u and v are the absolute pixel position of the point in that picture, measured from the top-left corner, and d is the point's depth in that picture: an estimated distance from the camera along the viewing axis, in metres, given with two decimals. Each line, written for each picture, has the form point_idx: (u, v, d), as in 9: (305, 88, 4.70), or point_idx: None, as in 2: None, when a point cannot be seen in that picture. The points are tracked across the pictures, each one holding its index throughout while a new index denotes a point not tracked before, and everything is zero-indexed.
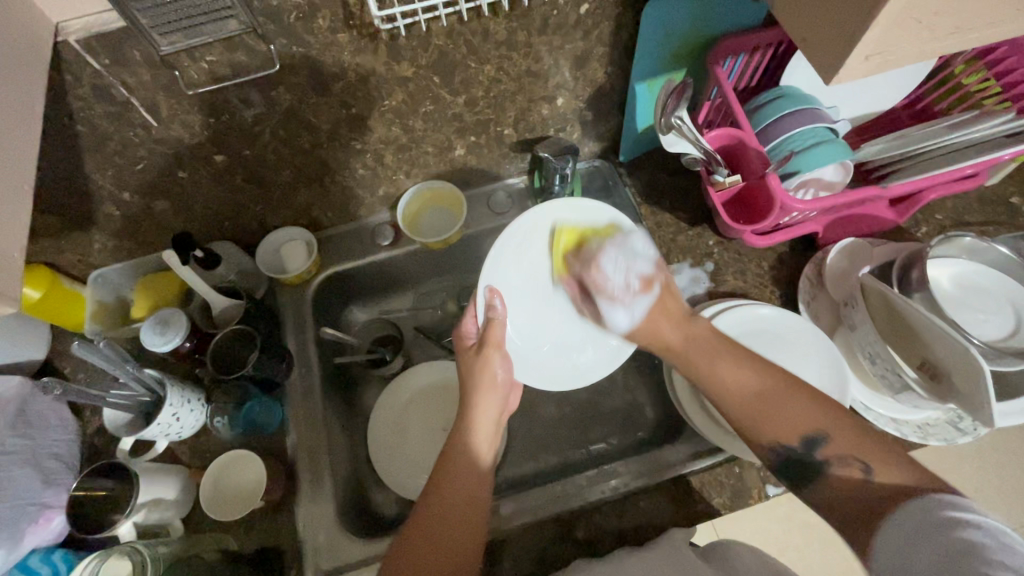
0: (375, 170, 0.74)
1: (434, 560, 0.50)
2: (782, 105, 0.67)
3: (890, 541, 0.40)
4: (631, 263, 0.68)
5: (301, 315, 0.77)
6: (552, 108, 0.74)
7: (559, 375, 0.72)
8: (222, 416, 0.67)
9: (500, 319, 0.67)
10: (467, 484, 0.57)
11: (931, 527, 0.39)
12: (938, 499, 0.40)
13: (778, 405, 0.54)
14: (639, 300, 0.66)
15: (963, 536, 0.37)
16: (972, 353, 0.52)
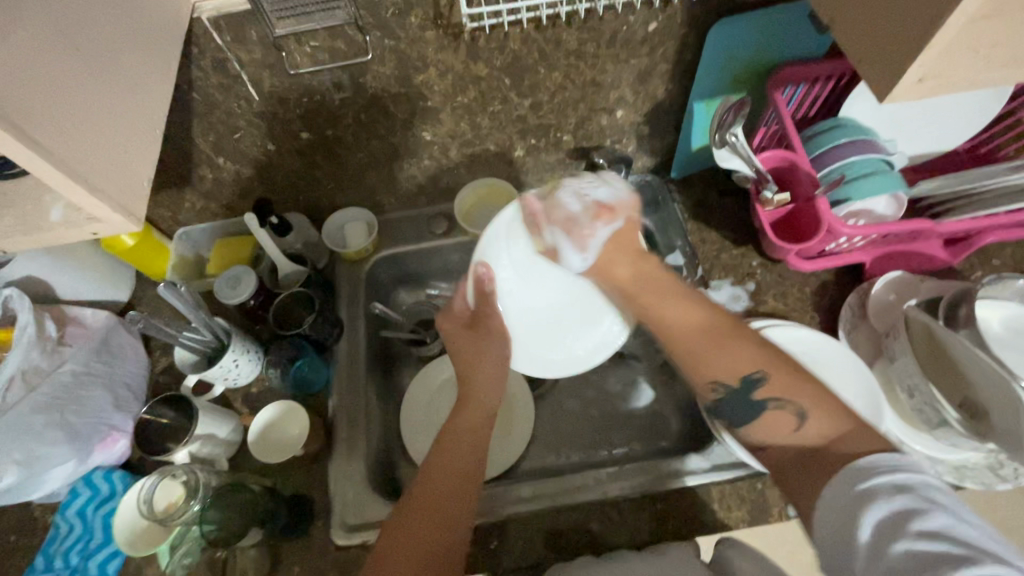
0: (439, 162, 0.80)
1: (428, 514, 0.54)
2: (838, 134, 0.69)
3: (826, 520, 0.42)
4: (589, 188, 0.72)
5: (356, 288, 0.83)
6: (611, 120, 0.78)
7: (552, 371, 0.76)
8: (275, 369, 0.74)
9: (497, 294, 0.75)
10: (473, 449, 0.61)
11: (854, 502, 0.41)
12: (855, 470, 0.43)
13: (733, 342, 0.59)
14: (598, 227, 0.72)
15: (889, 508, 0.39)
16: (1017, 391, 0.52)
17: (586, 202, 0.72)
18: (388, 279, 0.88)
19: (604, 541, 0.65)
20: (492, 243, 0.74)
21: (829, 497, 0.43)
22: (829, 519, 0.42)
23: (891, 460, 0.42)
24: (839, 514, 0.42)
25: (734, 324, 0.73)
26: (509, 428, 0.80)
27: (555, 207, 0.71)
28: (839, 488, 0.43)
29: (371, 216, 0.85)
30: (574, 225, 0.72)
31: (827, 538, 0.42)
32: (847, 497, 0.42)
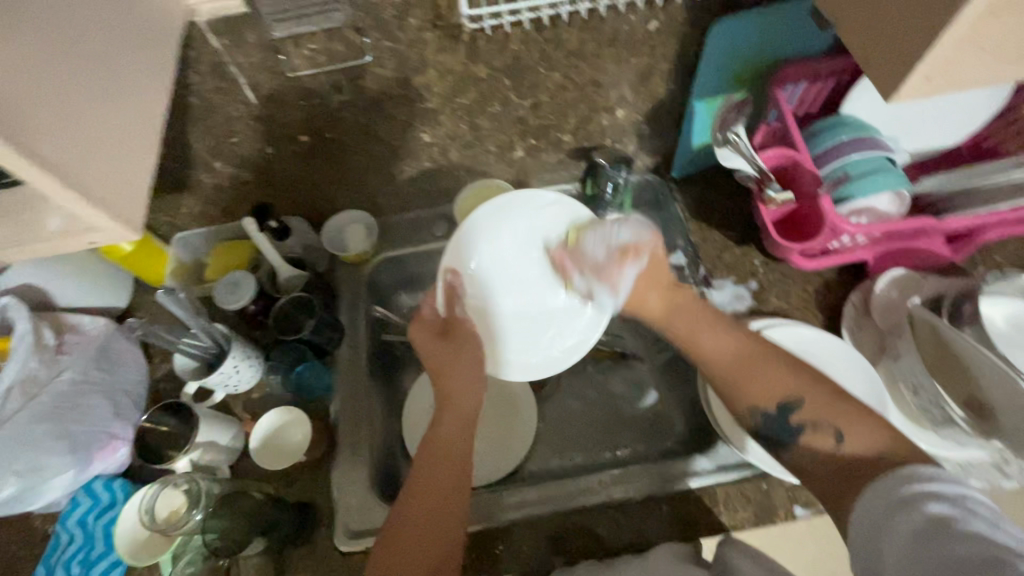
0: (439, 164, 0.80)
1: (416, 526, 0.54)
2: (840, 132, 0.69)
3: (865, 525, 0.44)
4: (609, 236, 0.69)
5: (356, 291, 0.82)
6: (611, 119, 0.77)
7: (525, 368, 0.70)
8: (275, 376, 0.74)
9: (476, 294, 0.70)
10: (461, 452, 0.61)
11: (896, 507, 0.43)
12: (903, 475, 0.44)
13: (759, 369, 0.59)
14: (627, 271, 0.69)
15: (931, 511, 0.41)
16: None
17: (610, 247, 0.69)
18: (388, 282, 0.87)
19: (609, 544, 0.65)
20: (467, 241, 0.70)
21: (870, 502, 0.45)
22: (864, 522, 0.44)
23: (933, 471, 0.44)
24: (881, 518, 0.43)
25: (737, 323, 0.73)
26: (513, 429, 0.81)
27: (578, 256, 0.71)
28: (882, 492, 0.45)
29: (370, 217, 0.83)
30: (603, 269, 0.70)
31: (864, 534, 0.44)
32: (886, 500, 0.44)
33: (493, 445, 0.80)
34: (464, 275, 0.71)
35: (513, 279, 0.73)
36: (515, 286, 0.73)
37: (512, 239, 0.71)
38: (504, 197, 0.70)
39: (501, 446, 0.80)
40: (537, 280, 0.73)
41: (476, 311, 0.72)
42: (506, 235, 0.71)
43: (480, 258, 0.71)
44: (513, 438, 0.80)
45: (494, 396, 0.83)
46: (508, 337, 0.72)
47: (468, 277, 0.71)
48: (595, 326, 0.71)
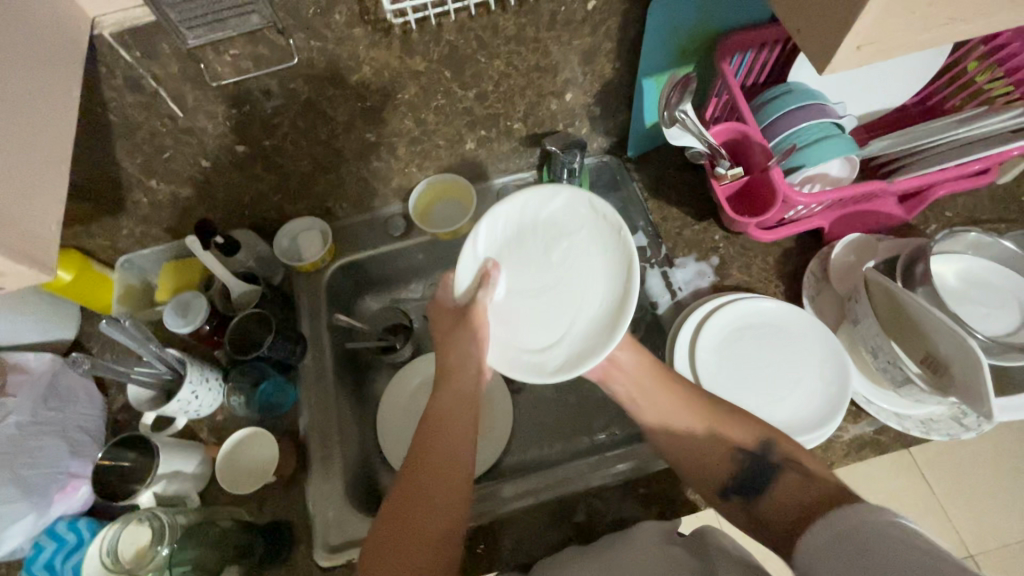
0: (389, 163, 0.77)
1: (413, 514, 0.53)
2: (787, 101, 0.68)
3: (816, 548, 0.44)
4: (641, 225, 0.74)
5: (316, 301, 0.80)
6: (560, 104, 0.75)
7: (521, 368, 0.59)
8: (238, 396, 0.71)
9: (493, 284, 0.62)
10: (453, 456, 0.58)
11: (848, 531, 0.42)
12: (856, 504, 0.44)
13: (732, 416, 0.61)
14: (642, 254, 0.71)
15: (876, 529, 0.41)
16: (971, 345, 0.53)
17: None
18: (349, 288, 0.85)
19: (591, 530, 0.65)
20: (486, 228, 0.63)
21: (824, 528, 0.44)
22: (819, 547, 0.44)
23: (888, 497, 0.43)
24: (832, 543, 0.43)
25: (700, 302, 0.73)
26: (489, 427, 0.80)
27: None
28: (837, 517, 0.44)
29: (324, 224, 0.82)
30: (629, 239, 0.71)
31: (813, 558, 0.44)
32: (838, 524, 0.44)
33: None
34: (476, 262, 0.63)
35: (530, 276, 0.63)
36: (538, 283, 0.63)
37: (537, 234, 0.64)
38: (534, 188, 0.64)
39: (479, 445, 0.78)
40: (555, 280, 0.63)
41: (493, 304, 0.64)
42: (528, 229, 0.64)
43: (499, 248, 0.64)
44: (491, 435, 0.79)
45: None
46: (518, 335, 0.62)
47: (480, 265, 0.63)
48: (603, 342, 0.57)
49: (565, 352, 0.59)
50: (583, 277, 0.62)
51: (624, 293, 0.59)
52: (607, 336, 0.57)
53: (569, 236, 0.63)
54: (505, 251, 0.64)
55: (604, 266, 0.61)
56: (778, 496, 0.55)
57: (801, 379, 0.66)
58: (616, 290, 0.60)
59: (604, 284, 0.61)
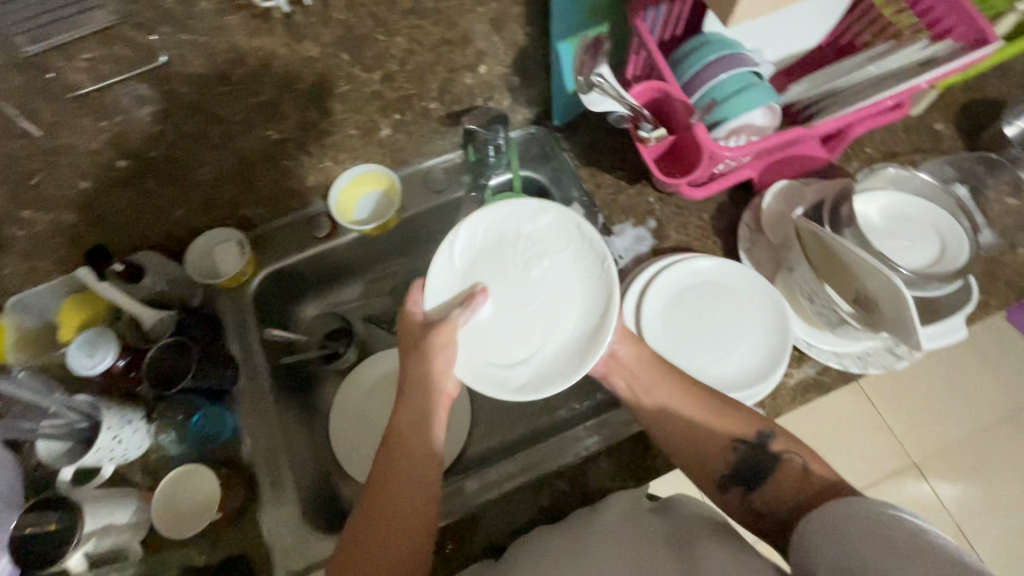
0: (301, 161, 0.72)
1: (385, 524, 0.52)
2: (704, 53, 0.67)
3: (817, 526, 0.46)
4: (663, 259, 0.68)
5: (243, 317, 0.74)
6: (476, 77, 0.71)
7: (484, 381, 0.57)
8: (167, 432, 0.65)
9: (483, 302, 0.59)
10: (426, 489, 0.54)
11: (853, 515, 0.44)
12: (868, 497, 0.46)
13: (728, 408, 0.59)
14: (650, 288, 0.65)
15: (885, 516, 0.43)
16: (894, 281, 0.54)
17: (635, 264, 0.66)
18: (279, 298, 0.80)
19: (559, 512, 0.65)
20: (465, 235, 0.60)
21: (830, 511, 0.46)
22: (822, 525, 0.46)
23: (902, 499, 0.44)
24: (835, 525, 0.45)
25: (641, 268, 0.72)
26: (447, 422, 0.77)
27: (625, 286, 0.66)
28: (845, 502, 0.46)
29: (241, 234, 0.75)
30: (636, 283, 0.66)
31: (814, 536, 0.46)
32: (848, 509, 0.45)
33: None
34: (451, 269, 0.60)
35: (506, 290, 0.60)
36: (514, 295, 0.60)
37: (518, 247, 0.61)
38: (521, 202, 0.62)
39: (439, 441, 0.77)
40: (532, 299, 0.60)
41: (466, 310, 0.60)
42: (507, 243, 0.61)
43: (477, 257, 0.61)
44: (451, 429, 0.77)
45: None
46: (484, 345, 0.58)
47: (452, 270, 0.60)
48: (570, 367, 0.56)
49: (530, 370, 0.57)
50: (561, 300, 0.59)
51: (599, 325, 0.57)
52: (579, 362, 0.56)
53: (548, 256, 0.61)
54: (483, 258, 0.61)
55: (582, 294, 0.59)
56: (781, 491, 0.55)
57: (746, 333, 0.67)
58: (591, 319, 0.58)
59: (580, 312, 0.59)
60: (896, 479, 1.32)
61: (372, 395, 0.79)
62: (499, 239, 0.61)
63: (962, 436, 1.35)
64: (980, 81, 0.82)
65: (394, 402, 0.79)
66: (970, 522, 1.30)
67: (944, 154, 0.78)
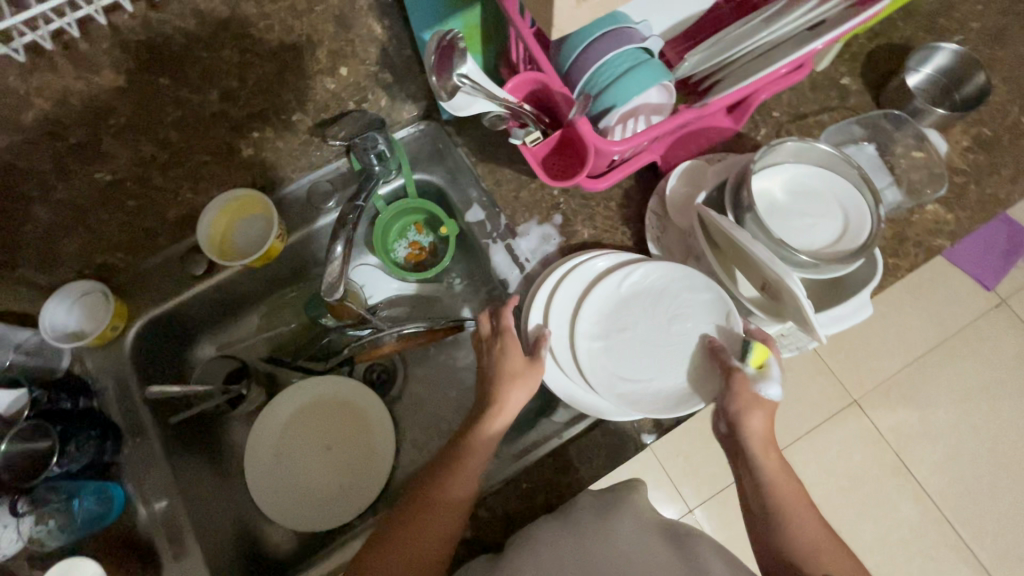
0: (158, 193, 0.65)
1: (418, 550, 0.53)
2: (588, 30, 0.61)
3: None
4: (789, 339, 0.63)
5: (122, 374, 0.68)
6: (338, 81, 0.66)
7: (593, 373, 0.61)
8: (44, 523, 0.58)
9: (613, 331, 0.62)
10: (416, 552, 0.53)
11: None
12: None
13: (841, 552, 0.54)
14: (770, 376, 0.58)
15: None
16: (775, 267, 0.52)
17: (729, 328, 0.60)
18: (166, 345, 0.73)
19: (483, 542, 0.61)
20: (639, 273, 0.63)
21: None
22: None
23: None
24: None
25: (546, 271, 0.68)
26: (370, 452, 0.73)
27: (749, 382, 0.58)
28: None
29: (103, 286, 0.67)
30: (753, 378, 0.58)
31: None
32: None
33: (353, 471, 0.73)
34: (614, 288, 0.63)
35: (651, 329, 0.62)
36: (654, 336, 0.62)
37: (668, 300, 0.63)
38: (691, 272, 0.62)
39: (363, 470, 0.73)
40: (664, 347, 0.62)
41: (613, 323, 0.63)
42: (664, 293, 0.63)
43: (636, 294, 0.63)
44: (377, 456, 0.73)
45: (340, 418, 0.75)
46: (609, 355, 0.62)
47: (617, 289, 0.63)
48: (665, 407, 0.59)
49: (633, 389, 0.60)
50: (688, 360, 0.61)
51: (691, 400, 0.59)
52: (674, 407, 0.59)
53: (693, 321, 0.62)
54: (636, 294, 0.63)
55: (702, 365, 0.61)
56: None
57: (681, 336, 0.62)
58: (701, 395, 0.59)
59: (697, 385, 0.60)
60: (839, 418, 1.38)
61: (287, 433, 0.74)
62: (660, 286, 0.63)
63: (898, 370, 1.40)
64: (885, 27, 0.78)
65: (314, 436, 0.74)
66: (909, 449, 1.37)
67: (852, 112, 0.75)
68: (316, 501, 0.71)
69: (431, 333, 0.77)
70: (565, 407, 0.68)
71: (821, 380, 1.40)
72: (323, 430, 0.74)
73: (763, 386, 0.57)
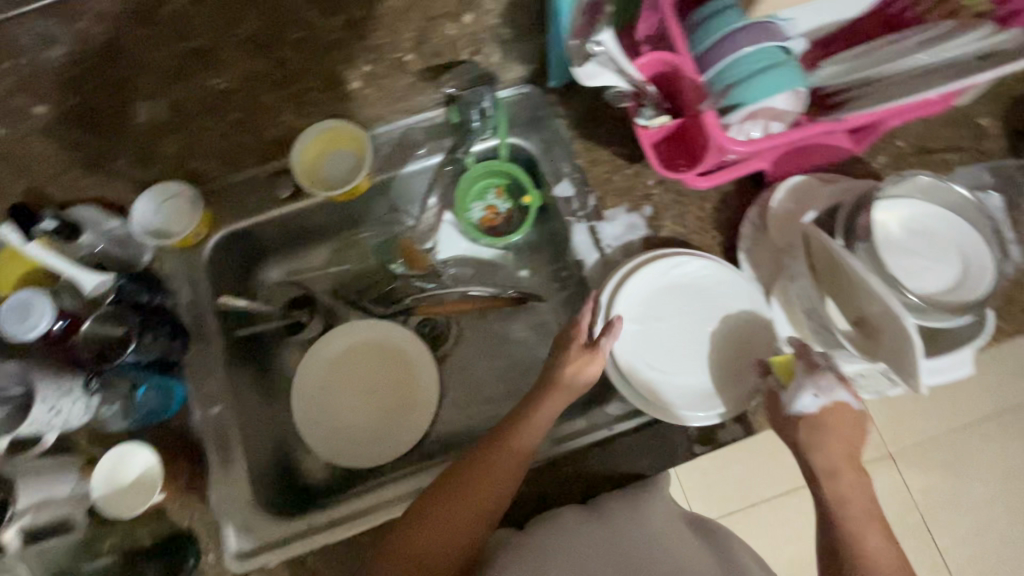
0: (256, 112, 0.63)
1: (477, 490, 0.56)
2: (727, 20, 0.57)
3: None
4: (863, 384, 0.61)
5: (197, 280, 0.69)
6: (459, 27, 0.61)
7: (623, 351, 0.61)
8: (111, 405, 0.62)
9: (649, 318, 0.62)
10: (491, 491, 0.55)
11: None
12: None
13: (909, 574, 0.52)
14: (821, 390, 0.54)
15: None
16: (890, 305, 0.48)
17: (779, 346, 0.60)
18: (238, 261, 0.74)
19: (515, 516, 0.62)
20: (691, 268, 0.63)
21: None
22: None
23: None
24: None
25: (625, 262, 0.66)
26: (410, 404, 0.73)
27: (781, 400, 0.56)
28: None
29: (191, 187, 0.68)
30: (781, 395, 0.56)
31: None
32: None
33: (393, 418, 0.74)
34: (660, 276, 0.63)
35: (687, 324, 0.62)
36: (688, 332, 0.62)
37: (709, 300, 0.62)
38: (739, 279, 0.62)
39: (401, 420, 0.73)
40: (696, 344, 0.62)
41: (651, 310, 0.62)
42: (707, 293, 0.62)
43: (680, 286, 0.63)
44: (417, 409, 0.73)
45: (387, 365, 0.75)
46: (643, 339, 0.62)
47: (663, 276, 0.63)
48: (687, 402, 0.60)
49: (658, 378, 0.61)
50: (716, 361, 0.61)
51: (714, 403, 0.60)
52: (697, 404, 0.59)
53: (730, 326, 0.62)
54: (680, 287, 0.63)
55: (728, 370, 0.61)
56: None
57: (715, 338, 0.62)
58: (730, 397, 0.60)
59: (724, 389, 0.60)
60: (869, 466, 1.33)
61: (334, 370, 0.75)
62: (707, 286, 0.63)
63: (941, 432, 1.34)
64: None
65: (358, 376, 0.75)
66: (935, 514, 1.32)
67: (984, 155, 0.69)
68: (355, 439, 0.73)
69: (492, 301, 0.77)
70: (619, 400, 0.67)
71: None
72: (368, 373, 0.75)
73: (792, 399, 0.54)
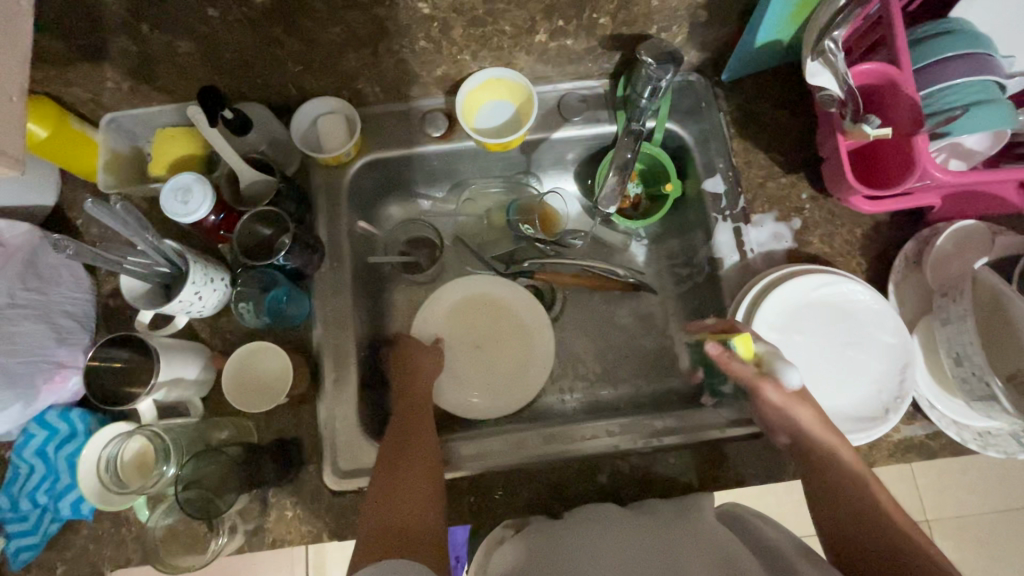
0: (438, 46, 0.63)
1: (419, 454, 0.57)
2: (951, 43, 0.55)
3: None
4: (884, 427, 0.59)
5: (336, 200, 0.69)
6: (663, 0, 0.60)
7: None
8: (246, 303, 0.64)
9: (788, 332, 0.62)
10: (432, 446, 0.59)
11: None
12: None
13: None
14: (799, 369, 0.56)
15: None
16: None
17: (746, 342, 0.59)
18: (372, 190, 0.74)
19: (608, 493, 0.62)
20: (837, 289, 0.62)
21: None
22: None
23: None
24: None
25: (759, 275, 0.66)
26: (522, 362, 0.73)
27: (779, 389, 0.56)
28: None
29: (350, 108, 0.68)
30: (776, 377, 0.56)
31: None
32: None
33: (503, 376, 0.73)
34: (802, 294, 0.62)
35: (825, 344, 0.62)
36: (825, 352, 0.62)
37: (851, 325, 0.62)
38: (883, 309, 0.61)
39: (512, 380, 0.73)
40: (834, 365, 0.62)
41: (790, 325, 0.62)
42: (849, 317, 0.62)
43: (822, 306, 0.62)
44: (530, 370, 0.73)
45: (499, 320, 0.74)
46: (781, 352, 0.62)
47: (806, 295, 0.62)
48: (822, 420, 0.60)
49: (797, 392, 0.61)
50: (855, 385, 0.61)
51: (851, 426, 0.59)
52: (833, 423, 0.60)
53: (871, 354, 0.61)
54: (821, 307, 0.62)
55: (865, 396, 0.60)
56: None
57: (856, 363, 0.61)
58: (855, 418, 0.60)
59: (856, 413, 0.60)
60: None
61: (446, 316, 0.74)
62: (849, 310, 0.62)
63: (984, 511, 1.31)
64: None
65: (470, 328, 0.74)
66: None
67: None
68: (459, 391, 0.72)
69: (608, 282, 0.76)
70: (729, 405, 0.66)
71: (899, 484, 1.33)
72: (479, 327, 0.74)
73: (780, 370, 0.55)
